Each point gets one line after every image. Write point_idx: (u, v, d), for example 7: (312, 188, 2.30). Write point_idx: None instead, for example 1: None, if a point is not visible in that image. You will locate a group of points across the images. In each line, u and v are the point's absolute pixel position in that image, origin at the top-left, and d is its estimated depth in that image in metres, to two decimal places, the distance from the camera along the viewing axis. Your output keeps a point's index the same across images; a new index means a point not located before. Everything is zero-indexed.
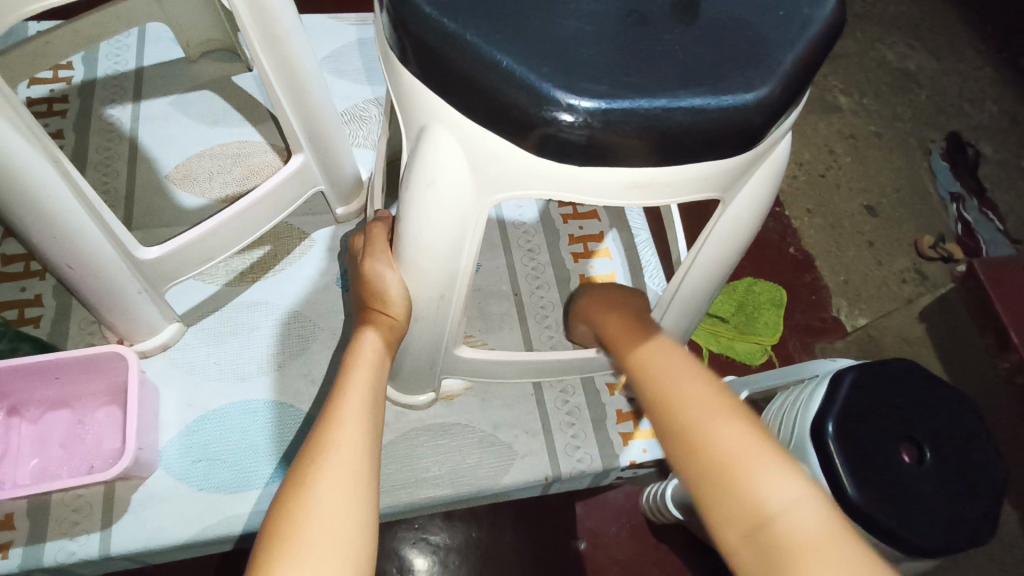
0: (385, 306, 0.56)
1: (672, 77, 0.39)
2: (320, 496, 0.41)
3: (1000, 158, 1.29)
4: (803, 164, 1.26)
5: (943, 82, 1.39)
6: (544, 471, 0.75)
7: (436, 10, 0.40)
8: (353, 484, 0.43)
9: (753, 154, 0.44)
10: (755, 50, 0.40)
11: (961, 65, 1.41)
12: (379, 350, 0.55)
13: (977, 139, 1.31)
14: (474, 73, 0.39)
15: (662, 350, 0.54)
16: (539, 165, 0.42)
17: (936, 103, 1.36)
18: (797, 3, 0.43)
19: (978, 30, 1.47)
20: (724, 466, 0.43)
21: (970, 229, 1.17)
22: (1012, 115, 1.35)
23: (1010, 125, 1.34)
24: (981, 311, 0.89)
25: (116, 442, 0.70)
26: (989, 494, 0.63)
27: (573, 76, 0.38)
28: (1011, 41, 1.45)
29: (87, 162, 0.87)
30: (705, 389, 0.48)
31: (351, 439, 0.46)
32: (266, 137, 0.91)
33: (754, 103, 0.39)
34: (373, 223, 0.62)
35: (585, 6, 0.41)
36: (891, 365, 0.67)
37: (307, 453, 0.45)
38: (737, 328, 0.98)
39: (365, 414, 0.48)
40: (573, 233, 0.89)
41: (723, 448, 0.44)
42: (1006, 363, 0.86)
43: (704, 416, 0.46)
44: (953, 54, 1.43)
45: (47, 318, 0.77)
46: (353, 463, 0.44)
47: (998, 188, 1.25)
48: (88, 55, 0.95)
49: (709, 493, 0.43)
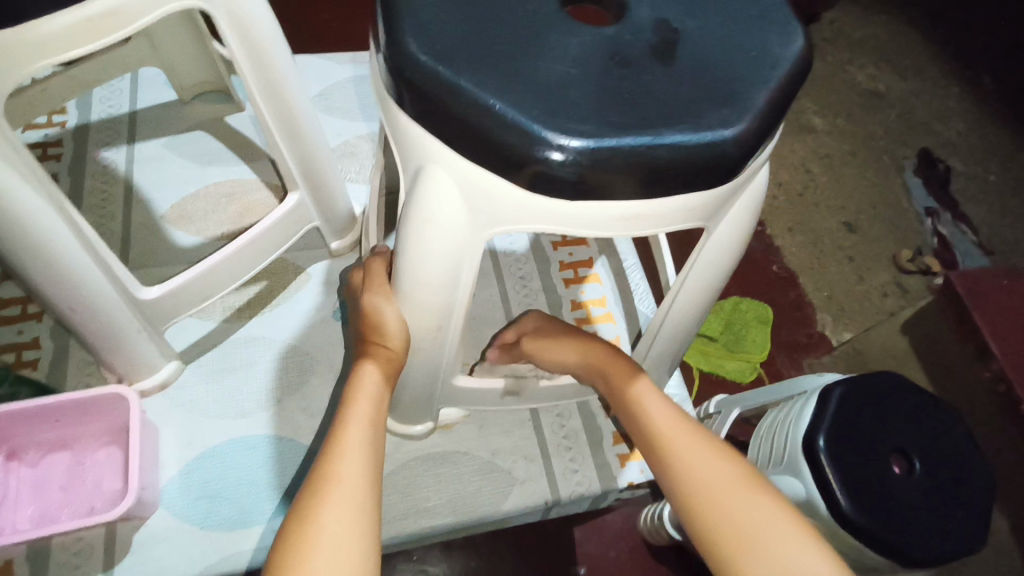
0: (381, 339, 0.58)
1: (656, 116, 0.41)
2: (326, 530, 0.42)
3: (971, 173, 1.34)
4: (783, 185, 1.30)
5: (913, 102, 1.45)
6: (544, 496, 0.77)
7: (430, 56, 0.42)
8: (362, 513, 0.44)
9: (732, 186, 0.47)
10: (732, 89, 0.43)
11: (929, 85, 1.48)
12: (380, 381, 0.56)
13: (948, 154, 1.37)
14: (469, 117, 0.41)
15: (665, 416, 0.56)
16: (532, 201, 0.44)
17: (907, 121, 1.42)
18: (769, 44, 0.46)
19: (944, 50, 1.54)
20: (744, 543, 0.47)
21: (945, 241, 1.24)
22: (980, 131, 1.41)
23: (979, 140, 1.39)
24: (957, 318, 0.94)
25: (116, 483, 0.70)
26: (976, 503, 0.66)
27: (563, 117, 0.40)
28: (975, 60, 1.52)
29: (82, 204, 0.88)
30: (717, 462, 0.51)
31: (353, 471, 0.47)
32: (259, 175, 0.93)
33: (732, 137, 0.41)
34: (374, 257, 0.64)
35: (571, 51, 0.43)
36: (879, 377, 0.70)
37: (311, 485, 0.46)
38: (727, 348, 1.01)
39: (367, 444, 0.49)
40: (563, 259, 0.91)
41: (747, 522, 0.47)
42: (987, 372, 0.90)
43: (725, 490, 0.49)
44: (922, 74, 1.49)
45: (45, 360, 0.77)
46: (357, 493, 0.45)
47: (970, 202, 1.31)
48: (81, 100, 0.96)
49: (735, 564, 0.46)
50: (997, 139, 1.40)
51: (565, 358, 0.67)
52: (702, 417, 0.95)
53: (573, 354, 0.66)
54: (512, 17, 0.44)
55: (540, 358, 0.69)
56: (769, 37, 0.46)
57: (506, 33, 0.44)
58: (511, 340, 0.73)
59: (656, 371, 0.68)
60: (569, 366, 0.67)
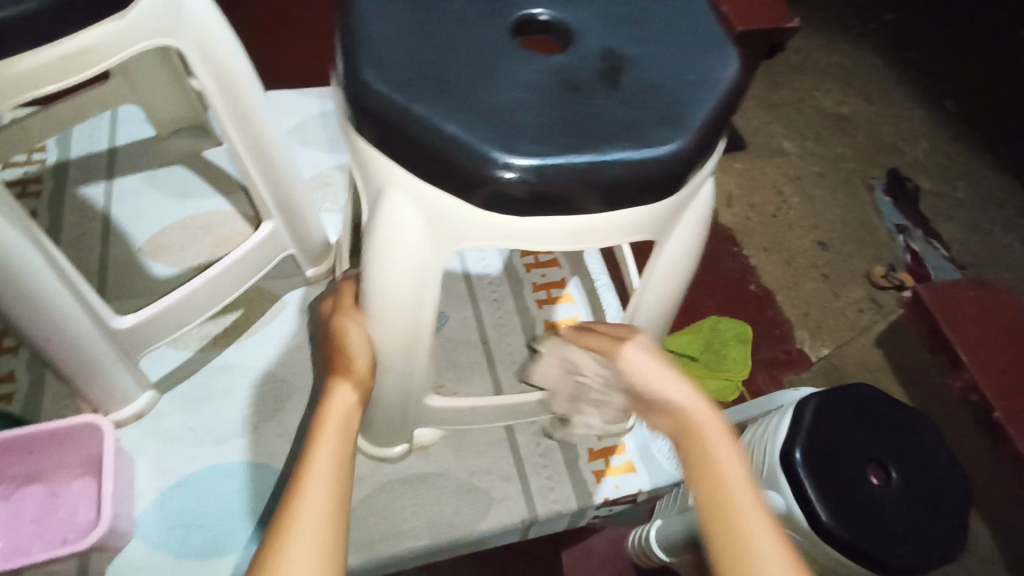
0: (349, 364, 0.57)
1: (600, 135, 0.44)
2: (292, 562, 0.40)
3: (938, 191, 1.42)
4: (756, 206, 1.33)
5: (879, 124, 1.52)
6: (521, 514, 0.77)
7: (387, 85, 0.44)
8: (326, 552, 0.42)
9: (678, 200, 0.49)
10: (673, 108, 0.46)
11: (893, 108, 1.55)
12: (350, 401, 0.54)
13: (916, 174, 1.44)
14: (424, 140, 0.43)
15: (758, 525, 0.43)
16: (487, 217, 0.46)
17: (874, 143, 1.48)
18: (707, 67, 0.49)
19: (906, 75, 1.61)
20: None
21: (918, 259, 1.29)
22: (943, 151, 1.49)
23: (942, 160, 1.47)
24: (929, 332, 1.00)
25: (91, 513, 0.70)
26: (955, 507, 0.68)
27: (511, 138, 0.43)
28: (936, 84, 1.60)
29: (61, 239, 0.89)
30: None
31: (318, 502, 0.44)
32: (236, 207, 0.95)
33: (672, 154, 0.44)
34: (345, 281, 0.65)
35: (521, 77, 0.46)
36: (853, 390, 0.72)
37: (277, 521, 0.43)
38: (707, 367, 1.03)
39: (333, 466, 0.47)
40: (536, 281, 0.94)
41: None
42: (959, 381, 0.96)
43: None
44: (886, 98, 1.57)
45: (20, 394, 0.77)
46: (322, 523, 0.43)
47: (940, 218, 1.38)
48: (61, 138, 0.98)
49: None
50: (962, 157, 1.48)
51: (680, 394, 0.51)
52: None
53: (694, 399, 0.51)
54: (467, 48, 0.47)
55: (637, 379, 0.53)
56: (708, 61, 0.49)
57: (459, 62, 0.46)
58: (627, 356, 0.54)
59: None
60: (671, 403, 0.51)
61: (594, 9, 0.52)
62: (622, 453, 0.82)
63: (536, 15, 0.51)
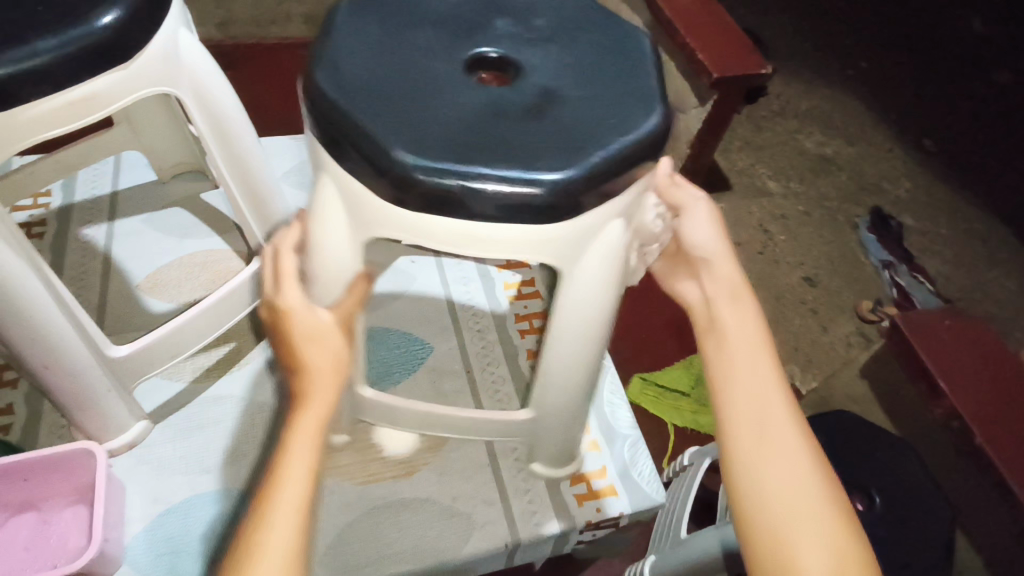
0: (326, 376, 0.53)
1: (499, 154, 0.49)
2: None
3: (922, 228, 1.47)
4: (741, 244, 1.38)
5: (861, 164, 1.58)
6: (504, 538, 0.79)
7: (335, 91, 0.51)
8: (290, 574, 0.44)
9: (571, 229, 0.53)
10: (579, 143, 0.51)
11: (875, 149, 1.62)
12: (324, 415, 0.51)
13: (898, 212, 1.50)
14: (347, 136, 0.50)
15: (740, 313, 0.59)
16: (389, 211, 0.52)
17: (856, 182, 1.54)
18: (637, 115, 0.53)
19: (886, 118, 1.68)
20: (757, 430, 0.53)
21: (904, 293, 1.29)
22: (924, 189, 1.55)
23: (924, 198, 1.53)
24: (909, 363, 0.94)
25: (81, 540, 0.71)
26: (938, 527, 0.79)
27: (420, 145, 0.49)
28: (917, 126, 1.67)
29: (63, 278, 0.93)
30: (765, 368, 0.56)
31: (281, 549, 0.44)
32: (232, 246, 1.00)
33: (559, 180, 0.49)
34: (292, 234, 0.60)
35: (457, 103, 0.52)
36: (831, 421, 0.91)
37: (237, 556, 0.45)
38: (699, 401, 1.06)
39: (299, 514, 0.46)
40: (518, 311, 0.97)
41: (767, 419, 0.53)
42: (940, 409, 0.89)
43: (760, 389, 0.55)
44: (867, 140, 1.64)
45: (16, 425, 0.80)
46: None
47: (923, 254, 1.42)
48: (66, 183, 1.03)
49: (751, 444, 0.53)
50: (943, 196, 1.54)
51: (709, 244, 0.61)
52: (678, 469, 0.94)
53: (733, 271, 0.60)
54: (418, 75, 0.54)
55: (693, 234, 0.61)
56: (638, 109, 0.54)
57: (405, 83, 0.53)
58: (694, 211, 0.61)
59: (558, 420, 0.71)
60: (701, 251, 0.61)
61: (550, 54, 0.58)
62: (603, 477, 0.84)
63: (486, 52, 0.57)
